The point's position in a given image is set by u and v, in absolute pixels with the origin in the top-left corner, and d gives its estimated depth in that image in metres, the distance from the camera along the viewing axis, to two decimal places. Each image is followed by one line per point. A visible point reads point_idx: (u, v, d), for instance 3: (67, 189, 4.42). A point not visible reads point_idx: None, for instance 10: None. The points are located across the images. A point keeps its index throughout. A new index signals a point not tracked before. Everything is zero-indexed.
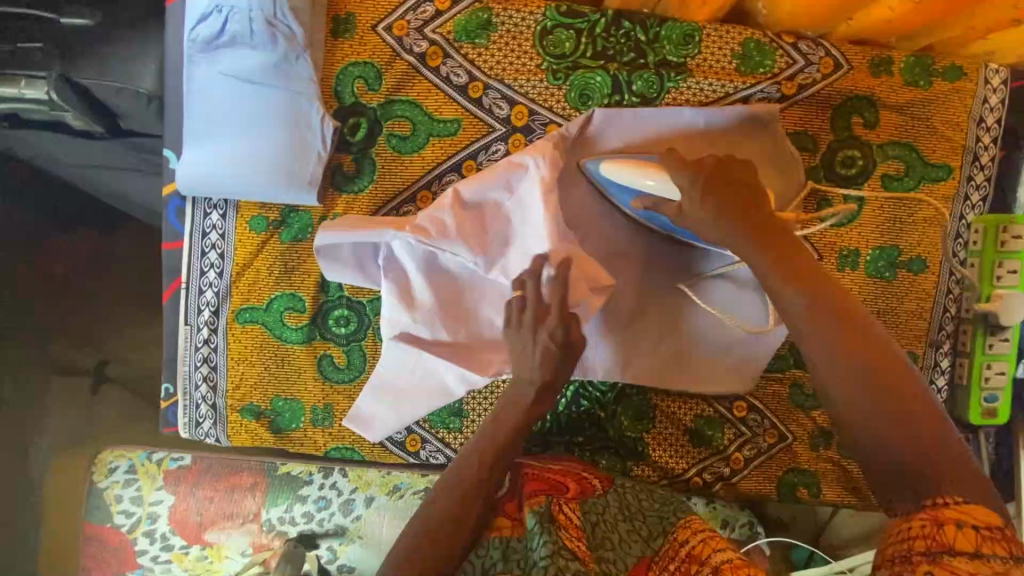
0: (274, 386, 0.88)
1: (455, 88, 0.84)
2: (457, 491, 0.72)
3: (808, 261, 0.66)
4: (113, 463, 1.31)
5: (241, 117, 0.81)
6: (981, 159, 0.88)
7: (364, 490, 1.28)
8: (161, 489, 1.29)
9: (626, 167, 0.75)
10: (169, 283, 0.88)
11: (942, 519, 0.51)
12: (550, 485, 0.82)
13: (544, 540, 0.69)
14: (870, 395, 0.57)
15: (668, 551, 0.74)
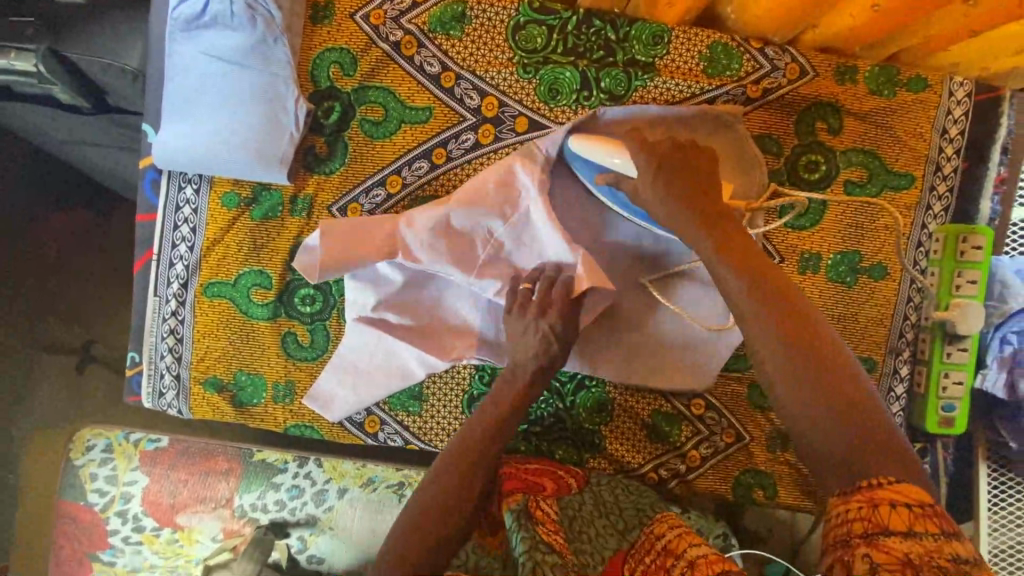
0: (237, 360, 0.90)
1: (428, 78, 0.86)
2: (436, 488, 0.72)
3: (755, 253, 0.70)
4: (91, 441, 1.32)
5: (218, 95, 0.84)
6: (944, 170, 0.89)
7: (338, 481, 1.29)
8: (136, 470, 1.30)
9: (593, 143, 0.79)
10: (140, 254, 0.90)
11: (877, 500, 0.50)
12: (527, 483, 0.81)
13: (520, 537, 0.71)
14: (819, 389, 0.58)
15: (642, 544, 0.77)
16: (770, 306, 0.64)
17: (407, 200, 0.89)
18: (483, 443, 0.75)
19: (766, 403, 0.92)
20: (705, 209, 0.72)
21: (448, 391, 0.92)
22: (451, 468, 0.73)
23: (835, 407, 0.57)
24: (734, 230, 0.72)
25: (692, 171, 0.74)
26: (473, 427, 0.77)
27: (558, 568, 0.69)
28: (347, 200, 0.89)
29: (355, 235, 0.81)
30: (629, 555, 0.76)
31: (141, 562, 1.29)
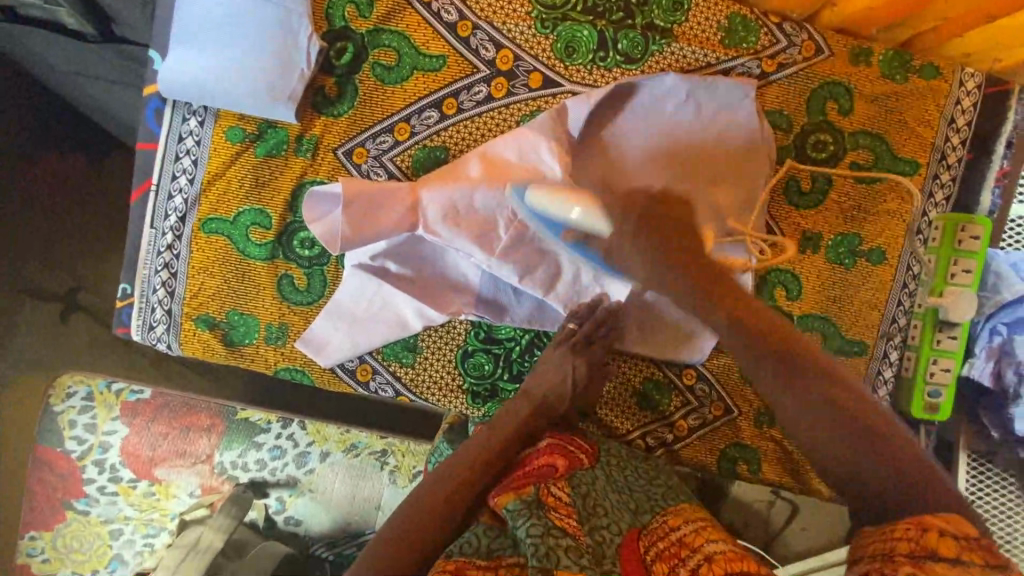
0: (231, 298, 0.89)
1: (444, 25, 0.86)
2: (446, 484, 0.73)
3: (735, 292, 0.73)
4: (71, 388, 1.29)
5: (228, 24, 0.82)
6: (948, 159, 0.90)
7: (320, 444, 1.28)
8: (116, 420, 1.28)
9: (551, 194, 0.79)
10: (139, 184, 0.89)
11: (926, 524, 0.51)
12: (535, 471, 0.75)
13: (529, 522, 0.67)
14: (834, 410, 0.63)
15: (656, 529, 0.73)
16: (772, 342, 0.68)
17: (415, 149, 0.88)
18: (489, 454, 0.76)
19: None
20: (682, 250, 0.75)
21: (443, 345, 0.91)
22: (458, 474, 0.74)
23: (850, 427, 0.62)
24: (713, 272, 0.75)
25: (672, 220, 0.77)
26: (480, 439, 0.79)
27: (571, 552, 0.64)
28: (353, 144, 0.88)
29: (376, 198, 0.82)
30: (643, 532, 0.72)
31: (116, 513, 1.27)
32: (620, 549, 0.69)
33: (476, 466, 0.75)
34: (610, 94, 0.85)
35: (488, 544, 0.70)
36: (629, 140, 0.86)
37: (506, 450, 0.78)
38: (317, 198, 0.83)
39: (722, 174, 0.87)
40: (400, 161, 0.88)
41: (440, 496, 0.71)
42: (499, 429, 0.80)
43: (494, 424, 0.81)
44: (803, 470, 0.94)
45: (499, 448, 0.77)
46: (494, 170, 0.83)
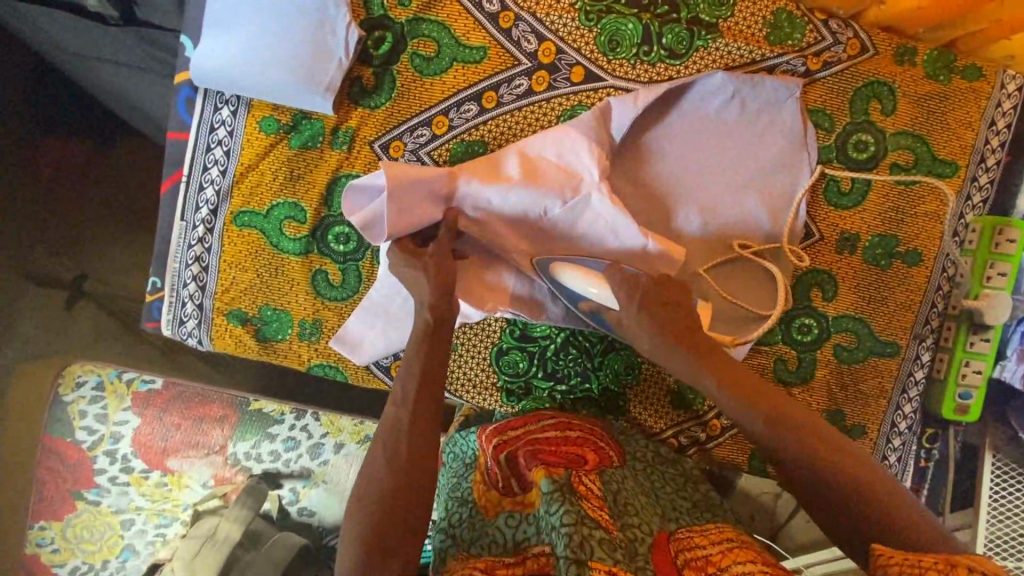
0: (263, 293, 0.87)
1: (485, 16, 0.83)
2: (400, 423, 0.71)
3: (723, 358, 0.73)
4: (81, 377, 1.26)
5: (264, 10, 0.80)
6: (987, 161, 0.90)
7: (335, 435, 1.27)
8: (128, 410, 1.25)
9: (575, 270, 0.79)
10: (169, 174, 0.86)
11: (955, 560, 0.48)
12: (566, 458, 0.77)
13: (563, 509, 0.64)
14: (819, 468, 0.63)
15: (682, 543, 0.69)
16: (769, 428, 0.67)
17: (453, 142, 0.86)
18: (415, 403, 0.72)
19: (790, 377, 0.93)
20: (676, 322, 0.73)
21: (478, 343, 0.93)
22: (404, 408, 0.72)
23: (834, 493, 0.62)
24: (708, 343, 0.74)
25: (673, 306, 0.74)
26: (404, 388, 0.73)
27: (605, 544, 0.62)
28: (390, 138, 0.86)
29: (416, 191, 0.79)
30: (672, 537, 0.70)
31: (127, 503, 1.24)
32: (651, 550, 0.67)
33: (411, 424, 0.71)
34: (659, 99, 0.85)
35: (512, 536, 0.72)
36: (670, 143, 0.86)
37: (428, 390, 0.73)
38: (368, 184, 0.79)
39: (761, 177, 0.87)
40: (437, 155, 0.86)
41: (400, 438, 0.70)
42: (416, 368, 0.74)
43: (410, 365, 0.75)
44: None
45: (423, 394, 0.73)
46: (531, 168, 0.82)
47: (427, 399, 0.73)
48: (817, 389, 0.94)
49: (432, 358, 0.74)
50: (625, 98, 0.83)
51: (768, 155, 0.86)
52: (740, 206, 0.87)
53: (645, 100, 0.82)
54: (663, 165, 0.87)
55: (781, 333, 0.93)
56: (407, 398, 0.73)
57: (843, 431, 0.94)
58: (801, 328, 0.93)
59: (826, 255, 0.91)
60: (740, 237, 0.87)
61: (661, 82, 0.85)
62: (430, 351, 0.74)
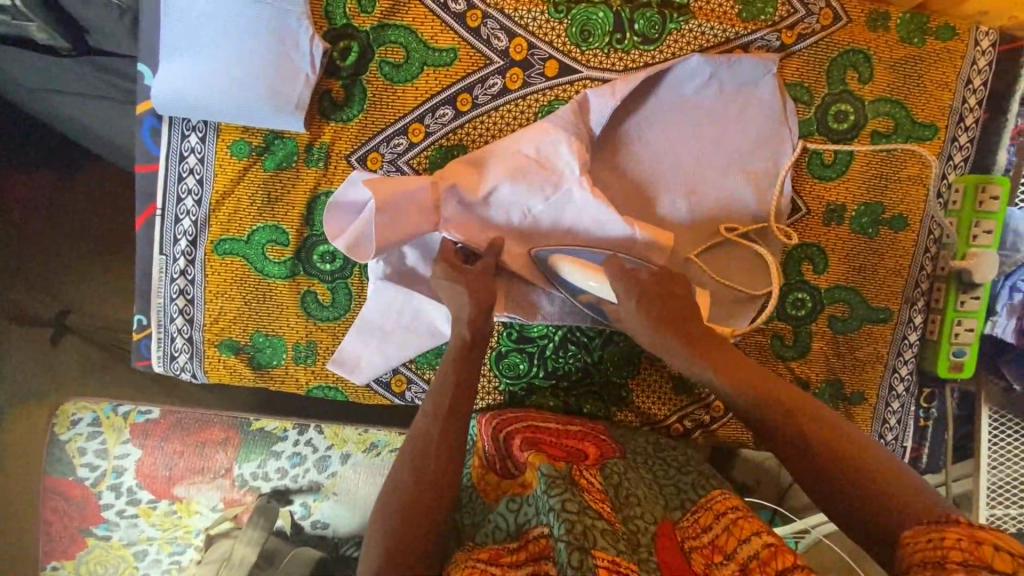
0: (253, 320, 0.85)
1: (452, 16, 0.81)
2: (431, 427, 0.69)
3: (723, 347, 0.71)
4: (74, 415, 1.23)
5: (223, 30, 0.77)
6: (966, 120, 0.90)
7: (340, 447, 1.24)
8: (127, 443, 1.23)
9: (568, 263, 0.79)
10: (142, 208, 0.83)
11: (979, 537, 0.46)
12: (566, 451, 0.78)
13: (562, 495, 0.64)
14: (829, 458, 0.59)
15: (689, 530, 0.69)
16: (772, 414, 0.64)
17: (431, 149, 0.84)
18: (452, 414, 0.70)
19: (787, 352, 0.94)
20: (670, 313, 0.72)
21: None
22: (436, 414, 0.70)
23: (847, 489, 0.57)
24: (706, 331, 0.72)
25: (670, 298, 0.73)
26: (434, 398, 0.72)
27: (608, 534, 0.62)
28: (366, 150, 0.84)
29: (395, 201, 0.76)
30: (676, 526, 0.70)
31: (138, 535, 1.22)
32: (656, 537, 0.67)
33: (445, 432, 0.69)
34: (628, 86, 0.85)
35: (516, 521, 0.70)
36: (650, 130, 0.85)
37: (462, 400, 0.71)
38: (359, 181, 0.78)
39: (743, 157, 0.86)
40: (417, 163, 0.84)
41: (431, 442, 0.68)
42: (449, 381, 0.72)
43: (442, 378, 0.73)
44: None
45: (457, 405, 0.71)
46: (507, 163, 0.80)
47: (459, 410, 0.71)
48: (815, 361, 0.95)
49: (464, 369, 0.73)
50: (604, 91, 0.81)
51: (749, 133, 0.86)
52: (723, 188, 0.87)
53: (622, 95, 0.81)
54: (644, 153, 0.86)
55: (776, 309, 0.93)
56: (441, 407, 0.71)
57: (843, 400, 0.96)
58: (795, 303, 0.93)
59: (814, 229, 0.91)
60: (725, 220, 0.87)
61: (638, 70, 0.84)
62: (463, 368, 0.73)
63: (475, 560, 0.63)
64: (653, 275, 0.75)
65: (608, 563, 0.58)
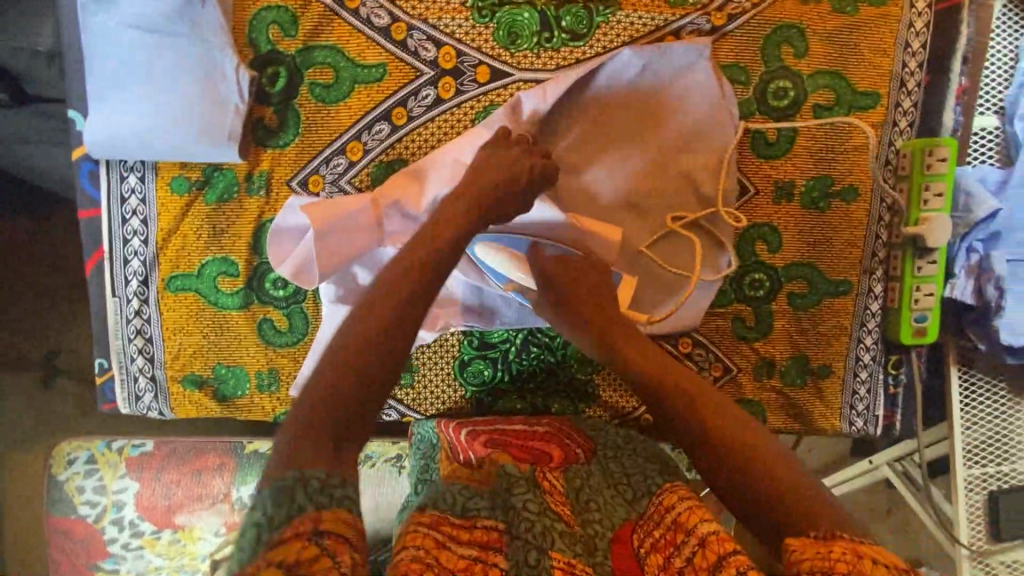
0: (214, 354, 0.86)
1: (377, 31, 0.81)
2: (357, 334, 0.60)
3: (643, 341, 0.77)
4: (70, 454, 1.21)
5: (148, 68, 0.77)
6: (908, 85, 0.89)
7: None
8: (125, 477, 1.22)
9: (500, 256, 0.84)
10: (90, 253, 0.84)
11: (860, 551, 0.50)
12: (533, 454, 0.79)
13: (527, 496, 0.66)
14: (731, 456, 0.62)
15: (652, 515, 0.69)
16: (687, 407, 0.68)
17: (371, 167, 0.84)
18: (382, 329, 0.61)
19: (750, 333, 0.95)
20: (595, 307, 0.79)
21: (439, 359, 0.92)
22: (368, 324, 0.61)
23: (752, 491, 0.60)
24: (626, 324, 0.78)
25: (590, 290, 0.80)
26: (359, 315, 0.62)
27: (566, 537, 0.64)
28: (306, 173, 0.84)
29: (334, 223, 0.76)
30: (638, 525, 0.69)
31: (145, 565, 1.22)
32: (612, 543, 0.67)
33: (380, 355, 0.59)
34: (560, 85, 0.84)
35: (461, 504, 0.67)
36: (588, 125, 0.84)
37: (403, 321, 0.62)
38: (296, 207, 0.79)
39: (685, 143, 0.85)
40: (358, 182, 0.84)
41: (354, 347, 0.59)
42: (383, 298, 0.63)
43: (375, 294, 0.63)
44: (805, 413, 0.97)
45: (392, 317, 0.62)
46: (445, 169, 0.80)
47: (398, 336, 0.61)
48: (778, 339, 0.95)
49: (407, 293, 0.64)
50: (536, 92, 0.81)
51: (686, 119, 0.85)
52: (667, 177, 0.86)
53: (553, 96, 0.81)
54: (585, 149, 0.85)
55: (733, 292, 0.94)
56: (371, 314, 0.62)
57: (810, 374, 0.96)
58: (752, 283, 0.93)
59: (764, 209, 0.91)
60: (671, 210, 0.87)
61: (570, 68, 0.83)
62: (398, 276, 0.65)
63: (419, 523, 0.62)
64: (574, 267, 0.81)
65: (563, 567, 0.61)
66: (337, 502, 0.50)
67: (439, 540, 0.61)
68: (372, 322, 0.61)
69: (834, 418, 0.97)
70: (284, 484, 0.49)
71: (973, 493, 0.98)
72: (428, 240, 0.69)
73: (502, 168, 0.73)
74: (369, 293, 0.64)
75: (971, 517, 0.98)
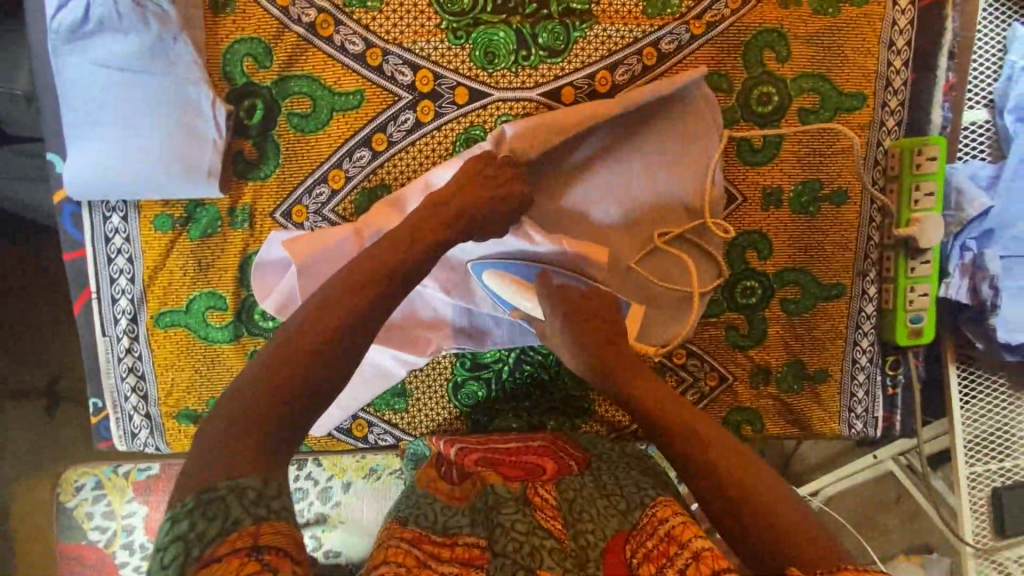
0: (207, 387, 0.86)
1: (352, 57, 0.80)
2: (309, 327, 0.61)
3: (649, 376, 0.76)
4: (77, 481, 1.17)
5: (122, 108, 0.76)
6: (894, 84, 0.87)
7: (340, 477, 1.08)
8: (133, 501, 1.17)
9: (509, 284, 0.81)
10: (77, 295, 0.84)
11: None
12: (525, 469, 0.79)
13: (516, 516, 0.68)
14: (724, 486, 0.63)
15: (645, 526, 0.69)
16: (686, 436, 0.68)
17: (354, 194, 0.83)
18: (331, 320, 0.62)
19: (744, 341, 0.94)
20: (602, 339, 0.77)
21: (432, 382, 0.92)
22: (320, 318, 0.62)
23: (744, 517, 0.60)
24: (627, 353, 0.77)
25: (597, 323, 0.78)
26: (302, 324, 0.61)
27: (555, 553, 0.65)
28: (289, 204, 0.83)
29: (314, 255, 0.76)
30: (631, 536, 0.68)
31: None
32: (605, 554, 0.66)
33: (322, 364, 0.60)
34: (540, 101, 0.83)
35: (443, 521, 0.70)
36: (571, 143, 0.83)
37: (353, 323, 0.63)
38: (277, 241, 0.79)
39: (671, 156, 0.84)
40: (342, 210, 0.84)
41: (305, 341, 0.60)
42: (327, 307, 0.63)
43: (320, 303, 0.63)
44: (804, 418, 0.97)
45: (343, 311, 0.63)
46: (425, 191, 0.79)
47: (344, 347, 0.61)
48: (773, 346, 0.94)
49: (355, 302, 0.63)
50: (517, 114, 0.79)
51: (670, 131, 0.83)
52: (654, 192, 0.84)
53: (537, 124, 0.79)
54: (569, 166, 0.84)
55: (726, 301, 0.93)
56: (324, 307, 0.63)
57: (807, 379, 0.96)
58: (744, 291, 0.92)
59: (753, 216, 0.90)
60: (659, 227, 0.85)
61: (549, 85, 0.82)
62: (355, 275, 0.65)
63: (400, 540, 0.65)
64: (579, 297, 0.79)
65: None
66: (275, 515, 0.51)
67: (420, 557, 0.64)
68: (316, 331, 0.61)
69: (833, 421, 0.97)
70: (215, 495, 0.50)
71: (976, 490, 0.97)
72: (384, 253, 0.68)
73: (484, 193, 0.73)
74: (314, 299, 0.64)
75: (974, 513, 0.98)
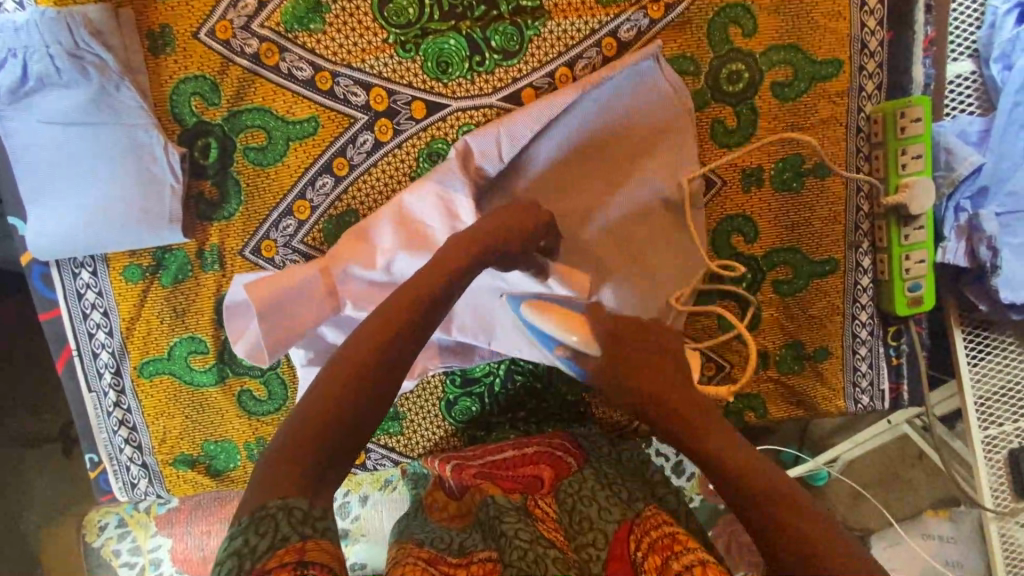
0: (199, 431, 0.86)
1: (301, 83, 0.78)
2: (366, 346, 0.58)
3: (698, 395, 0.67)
4: (101, 520, 1.04)
5: (73, 164, 0.75)
6: (870, 46, 0.83)
7: (355, 491, 1.04)
8: (157, 535, 1.03)
9: (551, 320, 0.73)
10: (58, 353, 0.83)
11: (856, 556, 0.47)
12: (521, 483, 0.75)
13: (519, 527, 0.64)
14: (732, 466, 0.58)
15: (648, 520, 0.66)
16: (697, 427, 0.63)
17: (322, 223, 0.81)
18: (391, 341, 0.59)
19: (738, 327, 0.91)
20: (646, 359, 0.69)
21: (424, 404, 0.91)
22: (376, 336, 0.59)
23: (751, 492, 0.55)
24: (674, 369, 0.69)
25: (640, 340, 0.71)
26: (344, 350, 0.57)
27: (560, 562, 0.60)
28: (258, 240, 0.81)
29: (279, 298, 0.74)
30: (636, 524, 0.65)
31: None
32: (608, 563, 0.62)
33: (369, 383, 0.56)
34: (500, 107, 0.80)
35: (460, 544, 0.68)
36: (537, 147, 0.81)
37: (409, 345, 0.60)
38: (240, 283, 0.77)
39: (642, 147, 0.81)
40: (311, 240, 0.82)
41: (357, 358, 0.57)
42: (383, 322, 0.60)
43: (378, 320, 0.60)
44: (809, 398, 0.94)
45: (398, 331, 0.60)
46: (400, 221, 0.77)
47: (386, 376, 0.57)
48: (769, 328, 0.92)
49: (400, 327, 0.60)
50: (483, 135, 0.77)
51: (640, 124, 0.80)
52: (625, 190, 0.82)
53: (506, 144, 0.77)
54: (539, 172, 0.81)
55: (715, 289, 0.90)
56: (384, 322, 0.60)
57: (807, 358, 0.93)
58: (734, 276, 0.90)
59: (735, 199, 0.87)
60: (637, 221, 0.82)
61: (507, 88, 0.79)
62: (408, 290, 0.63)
63: (415, 557, 0.62)
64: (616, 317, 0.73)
65: None
66: (321, 533, 0.46)
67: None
68: (366, 348, 0.58)
69: (838, 399, 0.94)
70: (265, 513, 0.46)
71: (992, 453, 0.94)
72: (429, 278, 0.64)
73: None
74: (371, 316, 0.61)
75: (995, 476, 0.94)
